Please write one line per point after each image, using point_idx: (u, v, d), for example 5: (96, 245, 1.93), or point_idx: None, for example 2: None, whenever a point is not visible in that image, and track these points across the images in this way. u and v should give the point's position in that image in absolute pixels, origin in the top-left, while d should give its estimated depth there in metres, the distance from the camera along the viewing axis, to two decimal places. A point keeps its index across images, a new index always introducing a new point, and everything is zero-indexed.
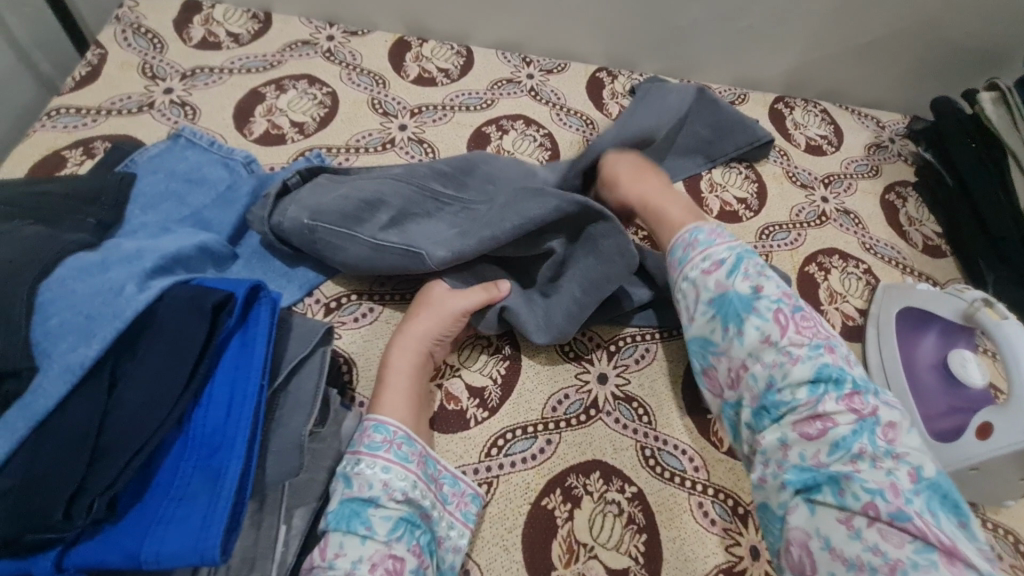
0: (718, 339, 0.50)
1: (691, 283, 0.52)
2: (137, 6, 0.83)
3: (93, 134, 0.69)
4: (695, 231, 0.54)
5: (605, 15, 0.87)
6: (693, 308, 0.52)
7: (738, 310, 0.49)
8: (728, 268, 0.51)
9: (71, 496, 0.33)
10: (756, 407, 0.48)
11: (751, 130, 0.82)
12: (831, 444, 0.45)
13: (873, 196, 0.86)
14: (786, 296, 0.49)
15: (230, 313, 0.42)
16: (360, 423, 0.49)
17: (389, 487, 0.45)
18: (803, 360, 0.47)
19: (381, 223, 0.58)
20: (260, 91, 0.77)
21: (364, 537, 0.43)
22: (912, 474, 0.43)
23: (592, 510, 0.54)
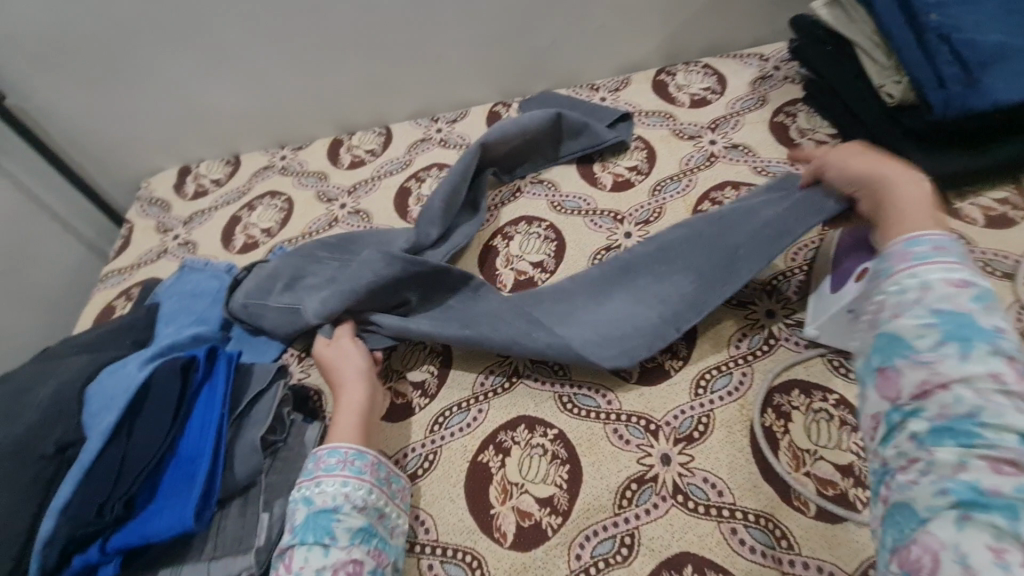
0: (916, 347, 0.43)
1: (912, 284, 0.45)
2: (149, 184, 1.11)
3: (130, 284, 0.94)
4: (914, 240, 0.47)
5: (482, 62, 1.04)
6: (900, 311, 0.45)
7: (973, 338, 0.41)
8: (975, 292, 0.43)
9: (102, 503, 0.51)
10: (938, 424, 0.40)
11: (602, 113, 0.95)
12: (930, 419, 0.40)
13: (762, 124, 0.91)
14: (940, 249, 0.46)
15: (196, 369, 0.60)
16: (314, 454, 0.58)
17: (351, 499, 0.54)
18: (948, 310, 0.43)
19: (281, 290, 0.76)
20: (237, 215, 1.00)
21: (327, 548, 0.51)
22: (1015, 416, 0.38)
23: (520, 456, 0.64)
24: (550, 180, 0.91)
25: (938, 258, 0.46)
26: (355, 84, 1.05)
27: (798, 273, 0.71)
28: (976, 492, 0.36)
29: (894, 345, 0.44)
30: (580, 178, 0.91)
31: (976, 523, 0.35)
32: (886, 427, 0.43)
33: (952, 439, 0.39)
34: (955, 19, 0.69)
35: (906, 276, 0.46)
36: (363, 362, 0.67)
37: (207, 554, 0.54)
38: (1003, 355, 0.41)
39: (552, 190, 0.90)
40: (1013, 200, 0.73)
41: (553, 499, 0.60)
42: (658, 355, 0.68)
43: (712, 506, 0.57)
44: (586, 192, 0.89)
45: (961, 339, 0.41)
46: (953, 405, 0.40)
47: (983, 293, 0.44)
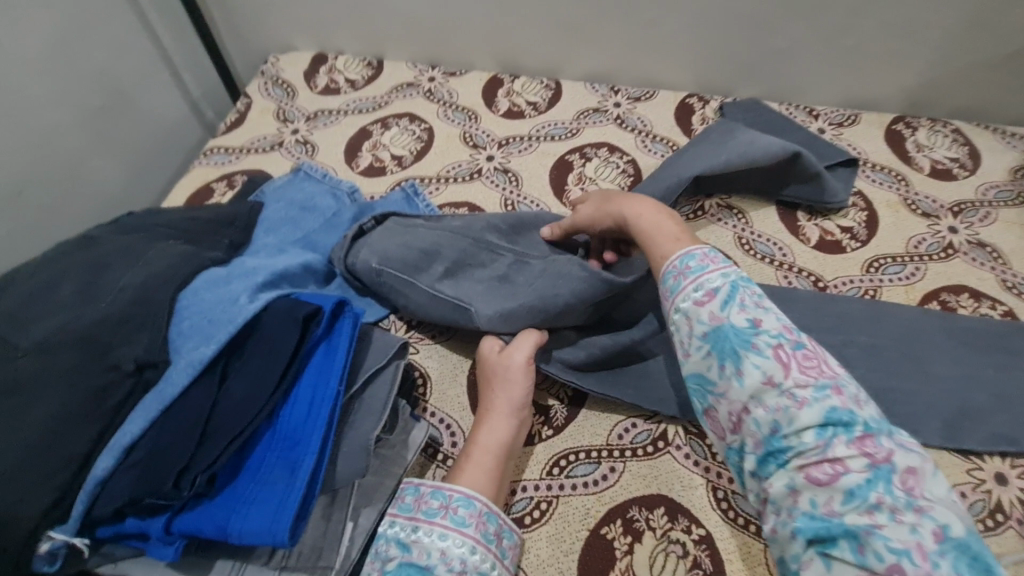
0: (712, 379, 0.46)
1: (681, 317, 0.48)
2: (278, 61, 0.98)
3: (235, 168, 0.82)
4: (685, 256, 0.50)
5: (694, 42, 0.86)
6: (688, 344, 0.47)
7: (734, 347, 0.45)
8: (722, 300, 0.47)
9: (180, 470, 0.40)
10: (761, 452, 0.43)
11: (826, 152, 0.79)
12: (758, 458, 0.43)
13: (1019, 227, 0.74)
14: (707, 261, 0.49)
15: (318, 323, 0.48)
16: (416, 484, 0.48)
17: (447, 561, 0.44)
18: (709, 330, 0.46)
19: (437, 275, 0.61)
20: (368, 129, 0.87)
21: None
22: (808, 424, 0.41)
23: (654, 547, 0.51)
24: (741, 210, 0.76)
25: (705, 268, 0.49)
26: (540, 21, 0.88)
27: None
28: (822, 519, 0.39)
29: (702, 385, 0.47)
30: (779, 220, 0.75)
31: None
32: (742, 478, 0.46)
33: (775, 466, 0.42)
34: None
35: (674, 313, 0.49)
36: (525, 397, 0.54)
37: (276, 559, 0.44)
38: (741, 366, 0.44)
39: (742, 223, 0.75)
40: None
41: None
42: None
43: None
44: (783, 239, 0.73)
45: (728, 356, 0.45)
46: (766, 424, 0.43)
47: (707, 323, 0.46)
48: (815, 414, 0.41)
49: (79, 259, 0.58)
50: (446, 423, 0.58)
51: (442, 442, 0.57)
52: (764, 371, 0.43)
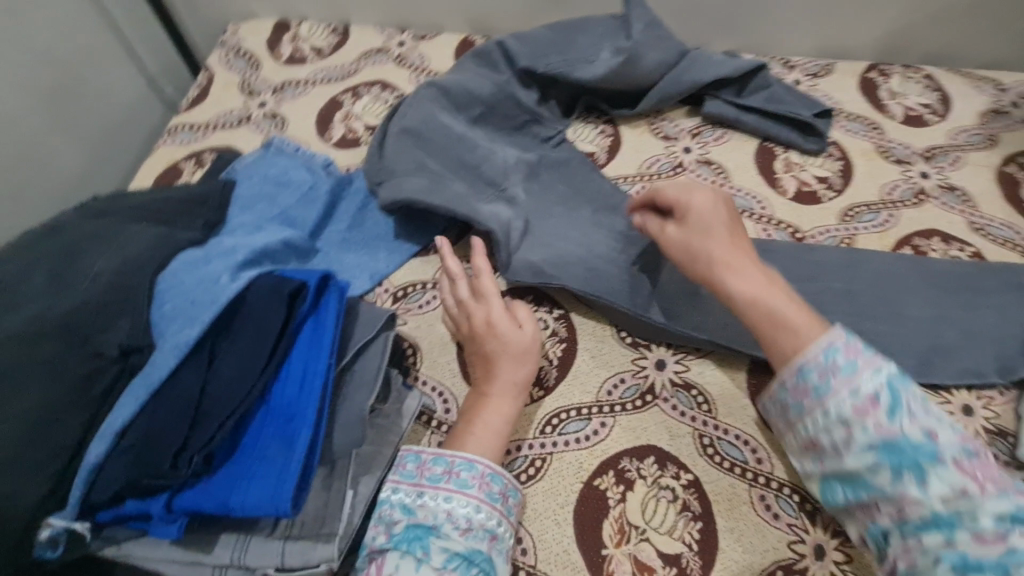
0: (880, 485, 0.43)
1: (831, 420, 0.45)
2: (237, 31, 0.93)
3: (203, 146, 0.80)
4: (828, 347, 0.47)
5: None
6: (841, 445, 0.45)
7: (918, 462, 0.42)
8: (887, 406, 0.44)
9: (176, 451, 0.40)
10: (897, 520, 0.42)
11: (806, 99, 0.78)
12: (858, 462, 0.44)
13: (987, 170, 0.76)
14: (851, 351, 0.46)
15: (304, 299, 0.48)
16: (419, 453, 0.49)
17: (452, 519, 0.45)
18: (877, 440, 0.43)
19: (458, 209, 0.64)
20: (339, 98, 0.84)
21: (418, 564, 0.44)
22: (895, 430, 0.43)
23: (645, 494, 0.54)
24: (720, 166, 0.76)
25: (855, 366, 0.46)
26: None
27: None
28: (932, 518, 0.41)
29: (855, 485, 0.45)
30: (757, 174, 0.75)
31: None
32: (833, 503, 0.47)
33: (921, 528, 0.41)
34: None
35: (820, 413, 0.46)
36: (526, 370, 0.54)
37: (279, 530, 0.45)
38: (839, 383, 0.45)
39: (722, 178, 0.75)
40: None
41: (680, 559, 0.50)
42: None
43: None
44: (761, 193, 0.74)
45: (908, 467, 0.42)
46: (880, 436, 0.43)
47: (805, 363, 0.47)
48: (915, 425, 0.43)
49: (47, 246, 0.56)
50: (438, 390, 0.59)
51: (435, 409, 0.58)
52: (857, 382, 0.45)
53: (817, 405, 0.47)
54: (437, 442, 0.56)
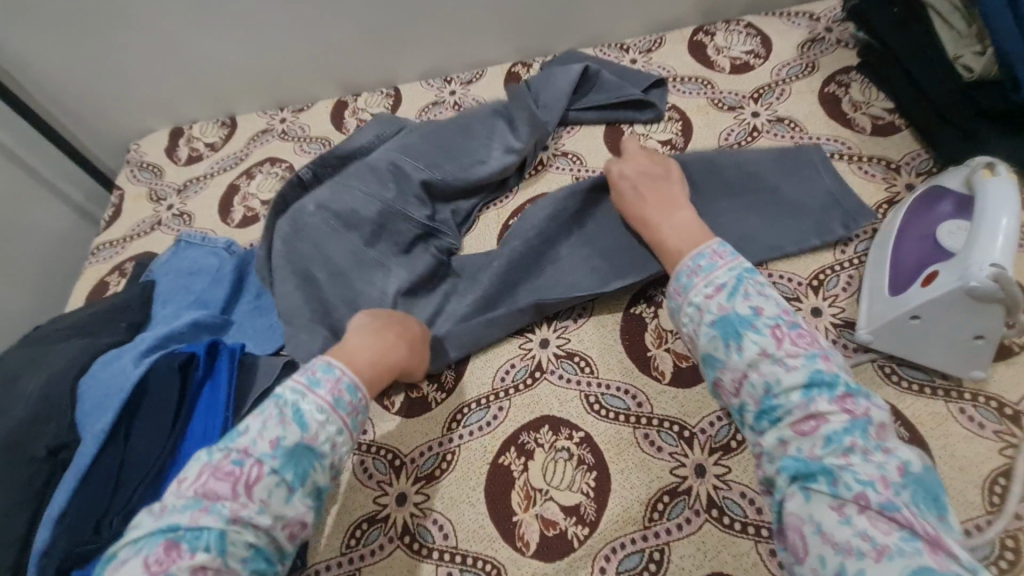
0: (721, 357, 0.48)
1: (692, 309, 0.51)
2: (140, 147, 1.03)
3: (124, 258, 0.88)
4: (698, 255, 0.54)
5: (500, 17, 0.93)
6: (697, 328, 0.50)
7: (740, 328, 0.48)
8: (727, 291, 0.50)
9: (99, 518, 0.49)
10: (757, 411, 0.46)
11: (636, 78, 0.87)
12: (706, 341, 0.49)
13: (810, 94, 0.83)
14: (715, 258, 0.53)
15: (196, 367, 0.56)
16: (333, 367, 0.52)
17: (337, 452, 0.49)
18: (717, 317, 0.49)
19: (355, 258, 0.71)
20: (235, 183, 0.93)
21: (291, 495, 0.46)
22: (729, 308, 0.49)
23: (544, 459, 0.60)
24: (575, 154, 0.83)
25: (715, 265, 0.53)
26: (359, 39, 0.95)
27: (848, 268, 0.66)
28: (760, 400, 0.45)
29: (712, 363, 0.49)
30: (608, 152, 0.83)
31: (810, 486, 0.40)
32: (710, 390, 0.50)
33: (768, 422, 0.45)
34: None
35: (688, 307, 0.52)
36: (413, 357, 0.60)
37: None
38: (697, 281, 0.52)
39: (578, 164, 0.82)
40: None
41: (579, 508, 0.57)
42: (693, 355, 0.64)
43: (750, 525, 0.53)
44: None
45: (732, 335, 0.48)
46: (717, 315, 0.49)
47: (680, 271, 0.55)
48: (748, 304, 0.49)
49: None
50: None
51: None
52: (712, 277, 0.52)
53: (687, 301, 0.53)
54: (359, 460, 0.63)
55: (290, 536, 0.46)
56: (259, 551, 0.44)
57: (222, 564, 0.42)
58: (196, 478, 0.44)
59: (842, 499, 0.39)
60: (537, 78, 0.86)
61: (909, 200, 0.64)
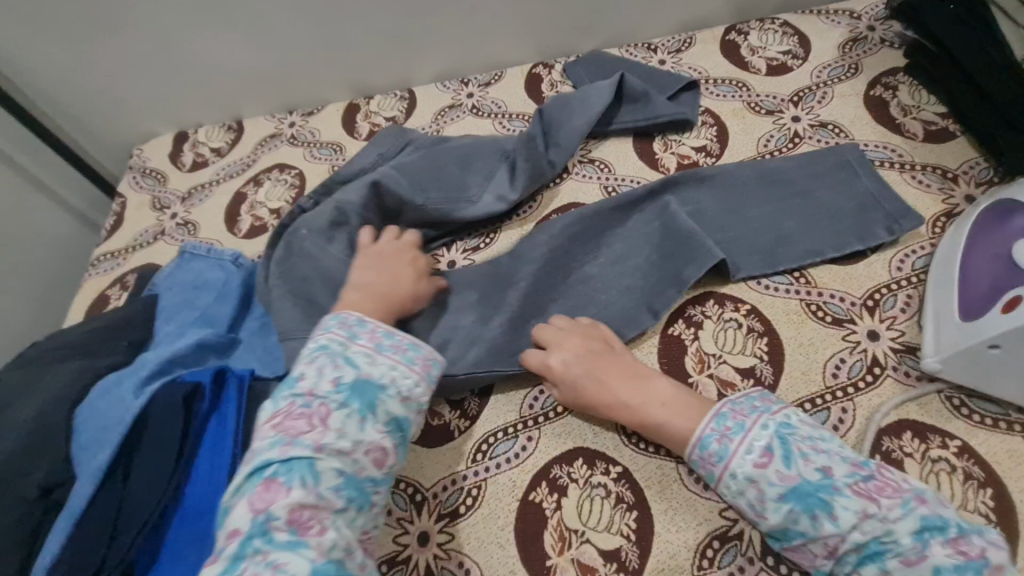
0: (805, 529, 0.44)
1: (741, 481, 0.47)
2: (143, 152, 0.99)
3: (126, 270, 0.84)
4: (718, 416, 0.49)
5: (522, 16, 0.88)
6: (764, 504, 0.46)
7: (821, 497, 0.44)
8: (780, 456, 0.46)
9: (96, 568, 0.44)
10: (859, 555, 0.43)
11: (668, 81, 0.82)
12: (777, 518, 0.45)
13: (855, 98, 0.78)
14: (739, 415, 0.49)
15: (201, 399, 0.51)
16: (360, 320, 0.54)
17: (398, 382, 0.51)
18: (784, 489, 0.45)
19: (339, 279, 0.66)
20: (243, 191, 0.88)
21: (366, 421, 0.48)
22: (795, 477, 0.45)
23: (579, 496, 0.55)
24: (603, 161, 0.78)
25: (745, 427, 0.48)
26: (372, 39, 0.90)
27: (905, 287, 0.62)
28: (859, 548, 0.43)
29: (788, 533, 0.45)
30: (639, 159, 0.78)
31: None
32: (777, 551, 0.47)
33: (871, 564, 0.43)
34: None
35: (734, 478, 0.47)
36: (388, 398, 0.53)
37: None
38: (735, 447, 0.47)
39: (607, 172, 0.77)
40: None
41: (620, 553, 0.52)
42: (739, 382, 0.59)
43: None
44: (645, 176, 0.76)
45: (816, 505, 0.44)
46: (784, 487, 0.45)
47: (699, 441, 0.49)
48: (810, 465, 0.45)
49: None
50: None
51: None
52: (749, 442, 0.47)
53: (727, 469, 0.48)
54: None
55: (376, 462, 0.47)
56: (348, 478, 0.45)
57: (315, 496, 0.43)
58: (270, 421, 0.46)
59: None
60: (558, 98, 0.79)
61: (974, 213, 0.59)
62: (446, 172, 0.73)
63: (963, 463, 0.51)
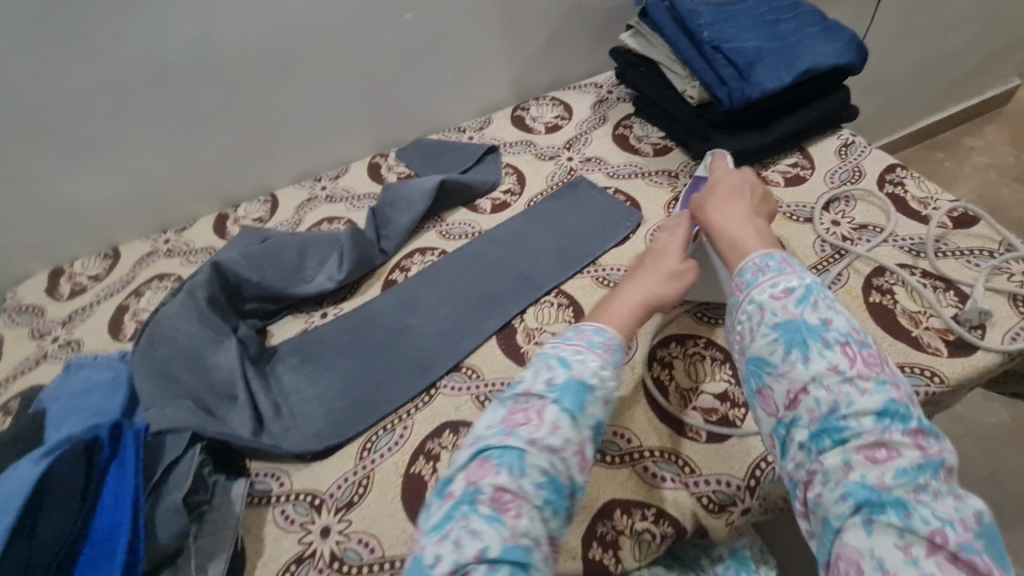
0: (774, 364, 0.55)
1: (756, 310, 0.58)
2: (16, 293, 1.04)
3: (8, 397, 0.87)
4: (768, 257, 0.61)
5: (354, 122, 1.12)
6: (752, 334, 0.57)
7: (806, 340, 0.54)
8: (798, 297, 0.57)
9: None
10: (817, 429, 0.51)
11: (473, 150, 1.07)
12: (764, 343, 0.56)
13: (607, 137, 1.07)
14: (787, 265, 0.60)
15: (101, 449, 0.58)
16: (580, 326, 0.61)
17: (604, 382, 0.55)
18: (783, 323, 0.56)
19: (199, 348, 0.77)
20: (124, 303, 0.97)
21: (577, 417, 0.53)
22: (795, 314, 0.56)
23: (450, 458, 0.68)
24: (435, 214, 0.98)
25: (785, 271, 0.59)
26: (232, 158, 1.08)
27: (657, 252, 0.86)
28: (822, 416, 0.51)
29: (760, 371, 0.56)
30: (463, 207, 0.99)
31: (878, 522, 0.45)
32: (751, 393, 0.57)
33: (830, 440, 0.50)
34: (722, 35, 0.88)
35: (750, 305, 0.58)
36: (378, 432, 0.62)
37: None
38: (763, 281, 0.59)
39: (440, 221, 0.97)
40: (801, 162, 0.93)
41: None
42: (556, 342, 0.77)
43: (625, 454, 0.64)
44: (469, 217, 0.97)
45: (797, 344, 0.54)
46: (782, 319, 0.56)
47: (747, 268, 0.61)
48: (817, 314, 0.55)
49: None
50: (270, 473, 0.70)
51: (270, 489, 0.68)
52: (780, 280, 0.58)
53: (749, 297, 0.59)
54: (281, 510, 0.66)
55: (580, 464, 0.53)
56: (551, 477, 0.51)
57: (518, 486, 0.50)
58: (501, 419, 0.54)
59: (918, 534, 0.44)
60: (389, 189, 0.96)
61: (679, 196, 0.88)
62: (286, 255, 0.87)
63: (710, 352, 0.72)
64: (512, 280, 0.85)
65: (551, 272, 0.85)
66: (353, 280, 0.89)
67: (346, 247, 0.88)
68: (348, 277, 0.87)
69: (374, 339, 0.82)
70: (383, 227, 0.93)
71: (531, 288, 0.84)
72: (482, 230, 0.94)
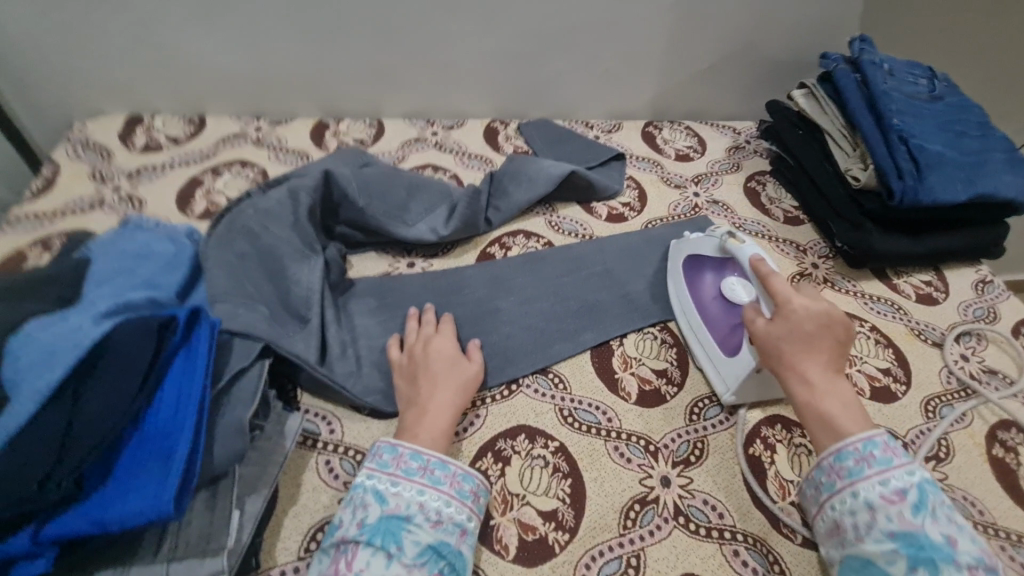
0: (892, 571, 0.47)
1: (859, 502, 0.51)
2: (85, 127, 0.96)
3: (51, 232, 0.79)
4: (869, 441, 0.54)
5: (488, 81, 1.05)
6: (864, 533, 0.50)
7: (929, 554, 0.46)
8: (912, 501, 0.49)
9: (44, 477, 0.41)
10: None
11: (602, 150, 1.01)
12: (875, 547, 0.48)
13: (737, 186, 1.02)
14: (892, 454, 0.53)
15: (174, 331, 0.51)
16: (396, 446, 0.56)
17: (425, 511, 0.52)
18: (897, 530, 0.48)
19: (281, 255, 0.69)
20: (199, 178, 0.89)
21: (391, 558, 0.48)
22: (913, 524, 0.48)
23: (521, 466, 0.61)
24: (549, 202, 0.92)
25: (890, 463, 0.52)
26: (354, 71, 1.00)
27: None
28: None
29: (869, 566, 0.48)
30: (578, 206, 0.93)
31: None
32: None
33: None
34: (910, 127, 0.83)
35: (855, 500, 0.52)
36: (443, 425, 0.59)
37: (163, 553, 0.46)
38: (870, 472, 0.52)
39: (550, 211, 0.91)
40: (936, 284, 0.88)
41: (557, 513, 0.58)
42: (654, 380, 0.71)
43: (713, 529, 0.58)
44: (583, 217, 0.91)
45: (921, 560, 0.46)
46: (898, 528, 0.48)
47: (843, 448, 0.54)
48: (937, 527, 0.48)
49: None
50: (322, 415, 0.63)
51: (319, 432, 0.62)
52: (888, 475, 0.51)
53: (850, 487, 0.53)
54: (325, 461, 0.59)
55: None
56: None
57: None
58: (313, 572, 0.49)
59: None
60: (514, 160, 0.89)
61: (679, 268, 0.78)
62: (395, 191, 0.80)
63: None
64: (619, 299, 0.79)
65: (662, 305, 0.79)
66: (453, 237, 0.82)
67: (459, 203, 0.82)
68: (450, 232, 0.80)
69: (460, 309, 0.75)
70: (497, 197, 0.87)
71: (637, 314, 0.77)
72: (593, 235, 0.88)
